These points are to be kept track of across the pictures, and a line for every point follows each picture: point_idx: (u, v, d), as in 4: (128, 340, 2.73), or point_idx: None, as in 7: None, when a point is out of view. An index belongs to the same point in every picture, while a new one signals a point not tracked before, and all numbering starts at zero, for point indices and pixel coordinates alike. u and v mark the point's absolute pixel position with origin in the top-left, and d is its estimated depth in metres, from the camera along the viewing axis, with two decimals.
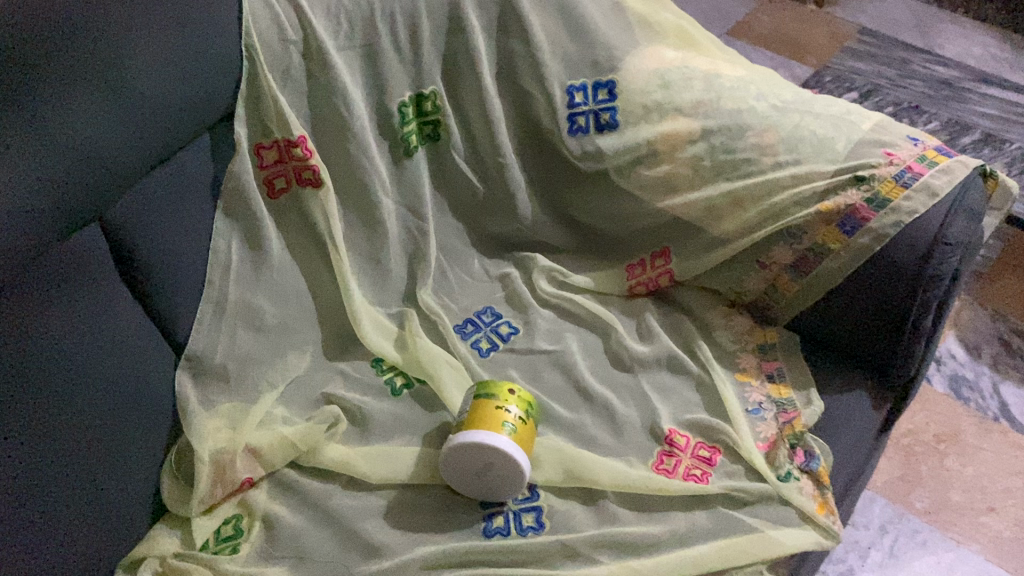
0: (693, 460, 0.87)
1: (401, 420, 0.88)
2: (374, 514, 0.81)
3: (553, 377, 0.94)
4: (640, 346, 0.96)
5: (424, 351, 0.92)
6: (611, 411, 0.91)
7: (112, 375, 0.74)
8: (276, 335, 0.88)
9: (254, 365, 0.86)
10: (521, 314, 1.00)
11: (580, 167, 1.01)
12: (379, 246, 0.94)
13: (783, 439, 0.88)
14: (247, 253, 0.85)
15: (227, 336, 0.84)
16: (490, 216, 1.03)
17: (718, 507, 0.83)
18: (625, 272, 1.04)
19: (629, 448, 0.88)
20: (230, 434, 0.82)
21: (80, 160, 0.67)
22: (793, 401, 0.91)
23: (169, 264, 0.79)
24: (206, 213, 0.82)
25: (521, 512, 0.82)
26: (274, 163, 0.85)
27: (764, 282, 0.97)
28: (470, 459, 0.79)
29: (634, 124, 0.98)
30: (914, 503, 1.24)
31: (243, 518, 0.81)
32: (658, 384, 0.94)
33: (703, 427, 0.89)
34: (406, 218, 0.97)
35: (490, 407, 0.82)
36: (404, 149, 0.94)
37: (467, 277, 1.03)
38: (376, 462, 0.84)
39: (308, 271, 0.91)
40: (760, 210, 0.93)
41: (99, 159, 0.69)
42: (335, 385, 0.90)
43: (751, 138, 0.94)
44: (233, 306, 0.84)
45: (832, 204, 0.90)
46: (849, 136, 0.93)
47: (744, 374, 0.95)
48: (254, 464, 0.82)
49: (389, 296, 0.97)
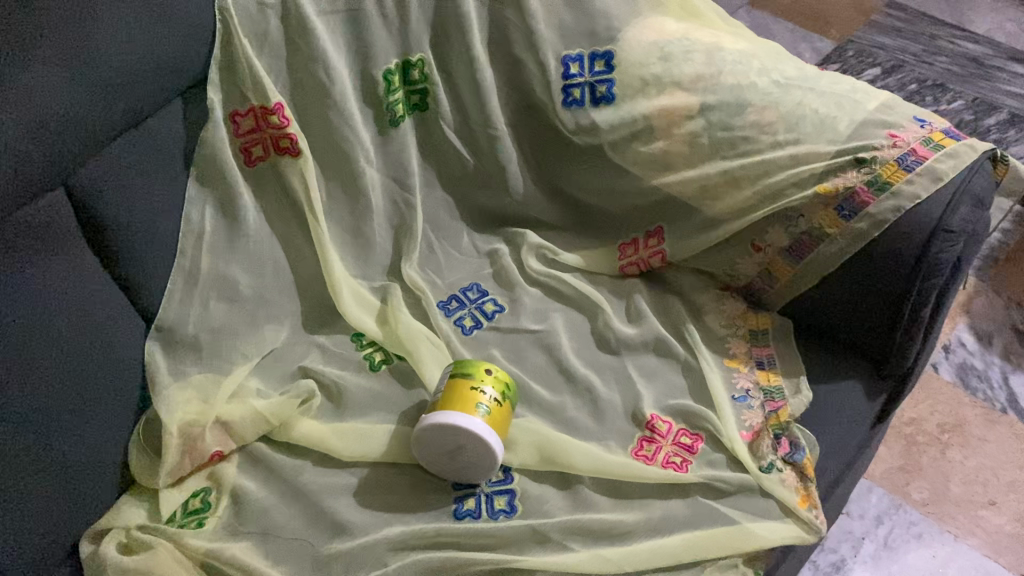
0: (674, 447, 0.84)
1: (378, 396, 0.87)
2: (344, 492, 0.80)
3: (536, 357, 0.91)
4: (627, 328, 0.94)
5: (404, 328, 0.90)
6: (593, 394, 0.88)
7: (76, 346, 0.73)
8: (252, 306, 0.86)
9: (228, 336, 0.84)
10: (507, 292, 0.97)
11: (574, 141, 0.98)
12: (362, 218, 0.92)
13: (767, 429, 0.85)
14: (222, 221, 0.82)
15: (201, 307, 0.82)
16: (481, 189, 1.01)
17: (696, 497, 0.81)
18: (617, 252, 1.01)
19: (610, 432, 0.86)
20: (201, 407, 0.80)
21: (44, 124, 0.66)
22: (781, 389, 0.89)
23: (140, 233, 0.77)
24: (179, 183, 0.79)
25: (494, 495, 0.80)
26: (249, 132, 0.81)
27: (758, 266, 0.94)
28: (441, 441, 0.78)
29: (631, 98, 0.95)
30: (912, 494, 1.21)
31: (212, 491, 0.80)
32: (644, 367, 0.91)
33: (686, 413, 0.87)
34: (392, 190, 0.94)
35: (465, 387, 0.80)
36: (389, 119, 0.91)
37: (455, 252, 1.01)
38: (348, 438, 0.83)
39: (287, 242, 0.88)
40: (757, 190, 0.90)
41: (64, 123, 0.67)
42: (313, 359, 0.89)
43: (750, 115, 0.91)
44: (206, 276, 0.82)
45: (831, 186, 0.86)
46: (852, 117, 0.89)
47: (733, 360, 0.92)
48: (224, 438, 0.80)
49: (373, 269, 0.95)
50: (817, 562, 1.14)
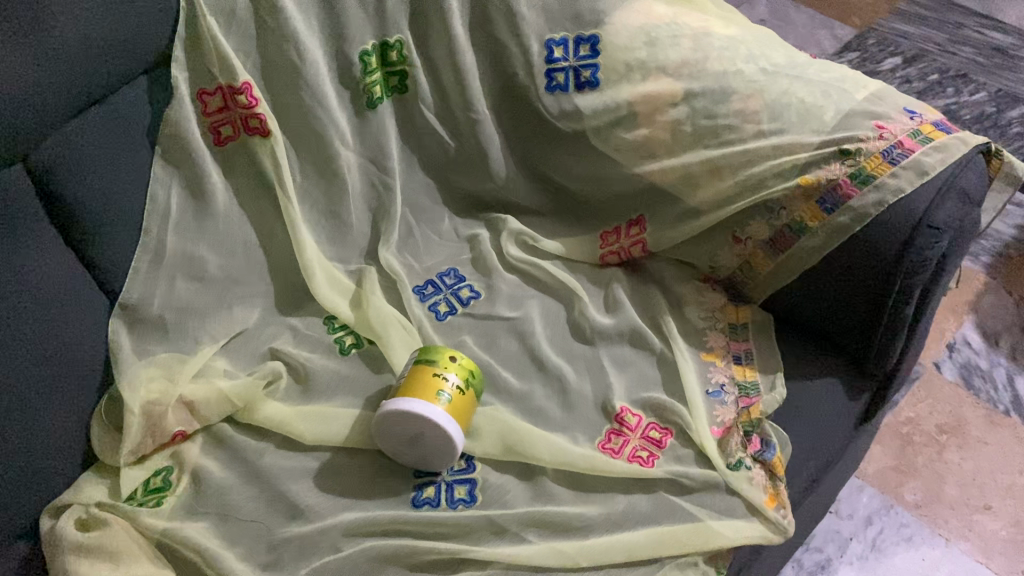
0: (642, 441, 0.83)
1: (346, 380, 0.86)
2: (304, 476, 0.80)
3: (509, 344, 0.90)
4: (604, 318, 0.92)
5: (375, 312, 0.89)
6: (563, 383, 0.87)
7: (38, 321, 0.73)
8: (220, 286, 0.86)
9: (194, 315, 0.84)
10: (484, 278, 0.96)
11: (557, 126, 0.96)
12: (337, 199, 0.91)
13: (738, 425, 0.83)
14: (190, 200, 0.82)
15: (167, 285, 0.82)
16: (462, 173, 0.99)
17: (661, 492, 0.79)
18: (598, 240, 0.99)
19: (577, 423, 0.84)
20: (164, 386, 0.80)
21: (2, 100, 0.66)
22: (756, 385, 0.87)
23: (104, 211, 0.76)
24: (144, 162, 0.79)
25: (454, 483, 0.79)
26: (218, 111, 0.81)
27: (739, 258, 0.92)
28: (401, 427, 0.77)
29: (616, 83, 0.93)
30: (905, 495, 1.18)
31: (174, 471, 0.80)
32: (618, 358, 0.90)
33: (657, 407, 0.85)
34: (370, 172, 0.93)
35: (427, 374, 0.79)
36: (366, 101, 0.90)
37: (434, 236, 1.00)
38: (312, 421, 0.82)
39: (259, 222, 0.88)
40: (739, 180, 0.87)
41: (23, 100, 0.67)
42: (284, 341, 0.89)
43: (734, 103, 0.88)
44: (172, 254, 0.81)
45: (812, 178, 0.84)
46: (838, 106, 0.86)
47: (709, 354, 0.90)
48: (187, 417, 0.80)
49: (349, 252, 0.94)
50: (802, 561, 1.11)
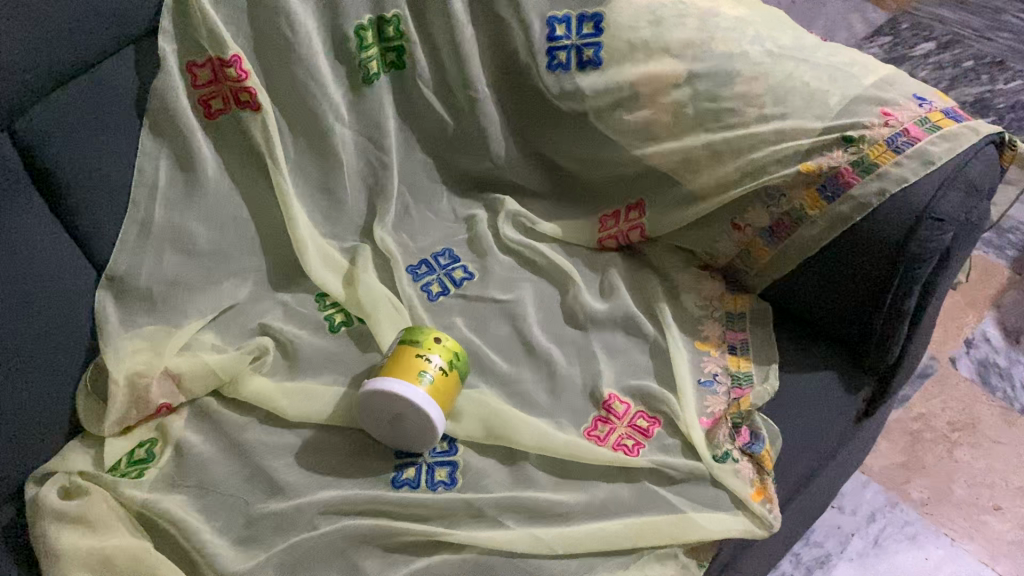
0: (628, 430, 0.81)
1: (334, 357, 0.86)
2: (285, 453, 0.79)
3: (499, 327, 0.89)
4: (597, 303, 0.91)
5: (366, 290, 0.89)
6: (551, 368, 0.86)
7: (21, 290, 0.73)
8: (209, 260, 0.86)
9: (182, 289, 0.84)
10: (479, 259, 0.95)
11: (559, 106, 0.94)
12: (331, 176, 0.90)
13: (726, 417, 0.81)
14: (179, 173, 0.82)
15: (155, 258, 0.82)
16: (461, 153, 0.98)
17: (644, 482, 0.78)
18: (597, 223, 0.97)
19: (563, 409, 0.83)
20: (150, 357, 0.81)
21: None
22: (749, 376, 0.85)
23: (89, 181, 0.76)
24: (131, 133, 0.78)
25: (436, 465, 0.79)
26: (208, 83, 0.80)
27: (738, 245, 0.89)
28: (381, 408, 0.76)
29: (619, 63, 0.91)
30: (911, 493, 1.15)
31: (158, 443, 0.81)
32: (609, 344, 0.88)
33: (645, 395, 0.83)
34: (366, 148, 0.93)
35: (410, 354, 0.78)
36: (362, 77, 0.89)
37: (431, 216, 0.99)
38: (296, 398, 0.82)
39: (252, 198, 0.87)
40: (739, 165, 0.85)
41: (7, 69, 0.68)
42: (274, 317, 0.88)
43: (737, 86, 0.86)
44: (161, 227, 0.81)
45: (814, 164, 0.81)
46: (844, 92, 0.83)
47: (704, 343, 0.88)
48: (172, 390, 0.81)
49: (344, 229, 0.94)
50: (800, 555, 1.09)
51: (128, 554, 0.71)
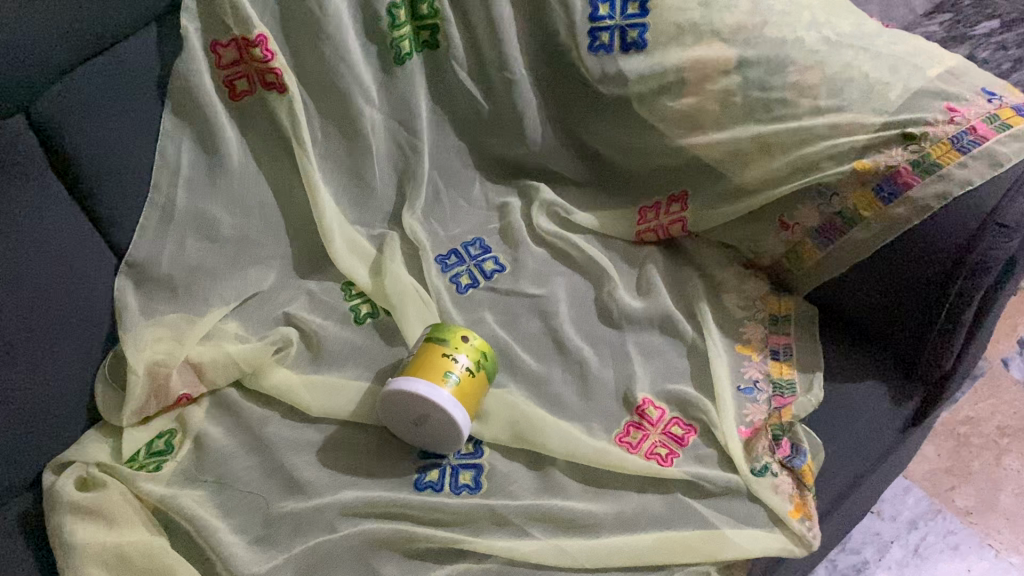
0: (662, 438, 0.78)
1: (359, 350, 0.83)
2: (306, 449, 0.77)
3: (530, 324, 0.86)
4: (633, 301, 0.87)
5: (393, 281, 0.85)
6: (583, 369, 0.82)
7: (40, 276, 0.71)
8: (234, 247, 0.83)
9: (205, 276, 0.81)
10: (511, 251, 0.91)
11: (600, 91, 0.89)
12: (360, 161, 0.87)
13: (766, 428, 0.77)
14: (202, 157, 0.79)
15: (177, 244, 0.79)
16: (496, 137, 0.94)
17: (678, 494, 0.74)
18: (636, 215, 0.92)
19: (594, 413, 0.80)
20: (171, 347, 0.78)
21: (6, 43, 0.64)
22: (792, 385, 0.80)
23: (109, 164, 0.74)
24: (154, 114, 0.75)
25: (460, 468, 0.76)
26: (232, 64, 0.77)
27: (785, 245, 0.85)
28: (405, 408, 0.73)
29: (665, 46, 0.85)
30: (955, 500, 1.11)
31: (177, 435, 0.78)
32: (645, 345, 0.84)
33: (681, 401, 0.80)
34: (396, 132, 0.89)
35: (437, 353, 0.75)
36: (394, 57, 0.85)
37: (463, 203, 0.95)
38: (319, 392, 0.79)
39: (278, 182, 0.84)
40: (789, 160, 0.80)
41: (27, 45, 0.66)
42: (299, 306, 0.86)
43: (791, 75, 0.80)
44: (183, 213, 0.79)
45: (870, 163, 0.76)
46: (907, 84, 0.78)
47: (745, 346, 0.83)
48: (193, 381, 0.78)
49: (372, 216, 0.91)
50: (836, 562, 1.05)
51: (144, 552, 0.69)
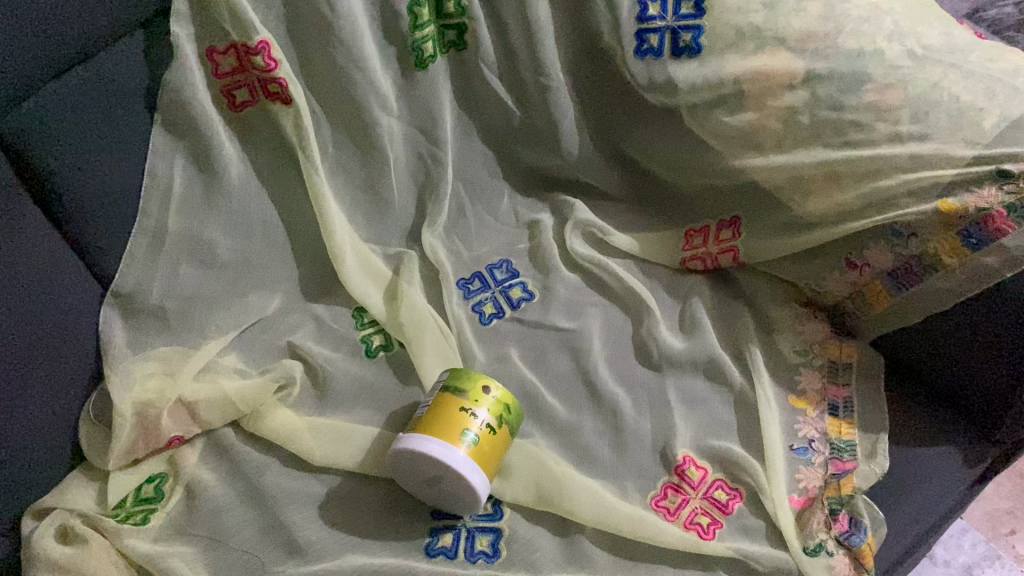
0: (704, 504, 0.69)
1: (369, 389, 0.75)
2: (307, 504, 0.69)
3: (560, 363, 0.77)
4: (675, 339, 0.78)
5: (409, 310, 0.77)
6: (617, 418, 0.74)
7: (30, 315, 0.63)
8: (234, 272, 0.75)
9: (201, 304, 0.73)
10: (541, 276, 0.83)
11: (645, 98, 0.79)
12: (376, 174, 0.78)
13: (822, 500, 0.68)
14: (197, 175, 0.70)
15: (169, 271, 0.71)
16: (529, 147, 0.85)
17: (720, 572, 0.65)
18: (682, 240, 0.83)
19: (628, 471, 0.71)
20: (163, 384, 0.70)
21: None
22: (853, 447, 0.72)
23: (93, 184, 0.65)
24: (141, 128, 0.67)
25: (477, 532, 0.68)
26: (232, 71, 0.68)
27: (850, 286, 0.75)
28: (418, 468, 0.66)
29: (721, 53, 0.74)
30: (1017, 546, 1.02)
31: (168, 480, 0.71)
32: (687, 392, 0.75)
33: (727, 460, 0.71)
34: (418, 143, 0.80)
35: (453, 406, 0.67)
36: (415, 59, 0.76)
37: (490, 219, 0.87)
38: (324, 438, 0.71)
39: (284, 199, 0.76)
40: (860, 194, 0.71)
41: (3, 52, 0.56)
42: (306, 334, 0.78)
43: (868, 94, 0.69)
44: (175, 237, 0.70)
45: (956, 204, 0.67)
46: (1005, 111, 0.66)
47: (800, 399, 0.74)
48: (186, 421, 0.71)
49: (389, 233, 0.82)
50: None
51: None
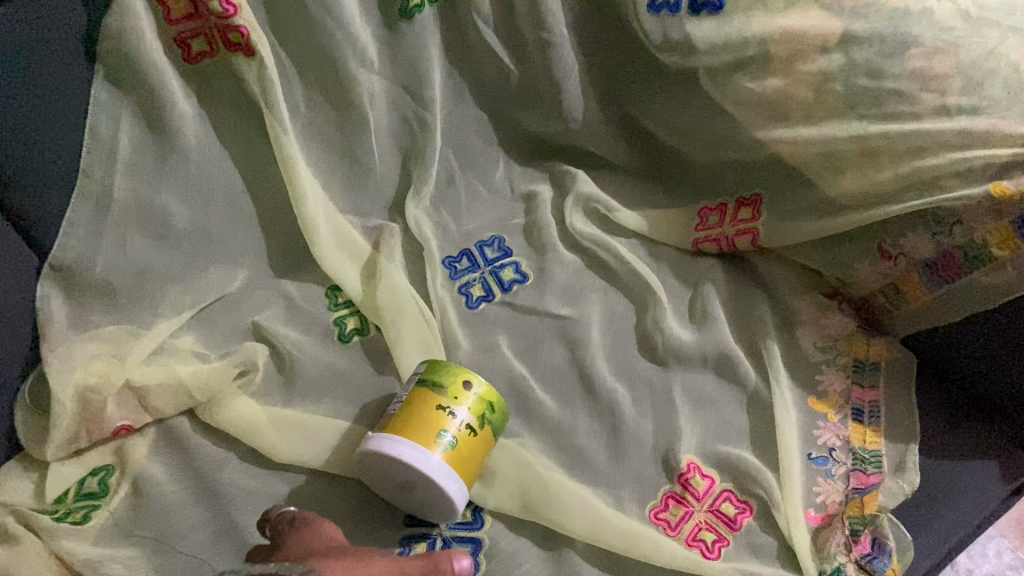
0: (709, 518, 0.62)
1: (341, 378, 0.68)
2: (266, 506, 0.62)
3: (553, 354, 0.70)
4: (684, 331, 0.70)
5: (387, 291, 0.69)
6: (615, 419, 0.66)
7: None
8: (192, 245, 0.67)
9: (154, 278, 0.66)
10: (537, 256, 0.75)
11: (660, 60, 0.70)
12: (354, 138, 0.70)
13: (842, 517, 0.61)
14: (148, 135, 0.62)
15: (117, 242, 0.63)
16: (529, 112, 0.77)
17: None
18: (697, 217, 0.75)
19: (625, 478, 0.64)
20: (108, 367, 0.62)
21: None
22: (879, 458, 0.64)
23: (19, 142, 0.57)
24: (80, 81, 0.58)
25: (453, 542, 0.60)
26: (186, 18, 0.59)
27: (882, 277, 0.67)
28: (387, 471, 0.59)
29: (745, 10, 0.65)
30: None
31: (114, 473, 0.62)
32: (695, 391, 0.68)
33: (736, 469, 0.63)
34: (402, 103, 0.72)
35: (429, 404, 0.59)
36: (400, 10, 0.67)
37: (483, 190, 0.79)
38: (288, 433, 0.64)
39: (249, 164, 0.68)
40: (899, 174, 0.62)
41: None
42: (273, 315, 0.70)
43: (912, 60, 0.61)
44: (123, 203, 0.62)
45: (1009, 187, 0.58)
46: None
47: (820, 402, 0.67)
48: (135, 408, 0.63)
49: (369, 204, 0.74)
50: None
51: None
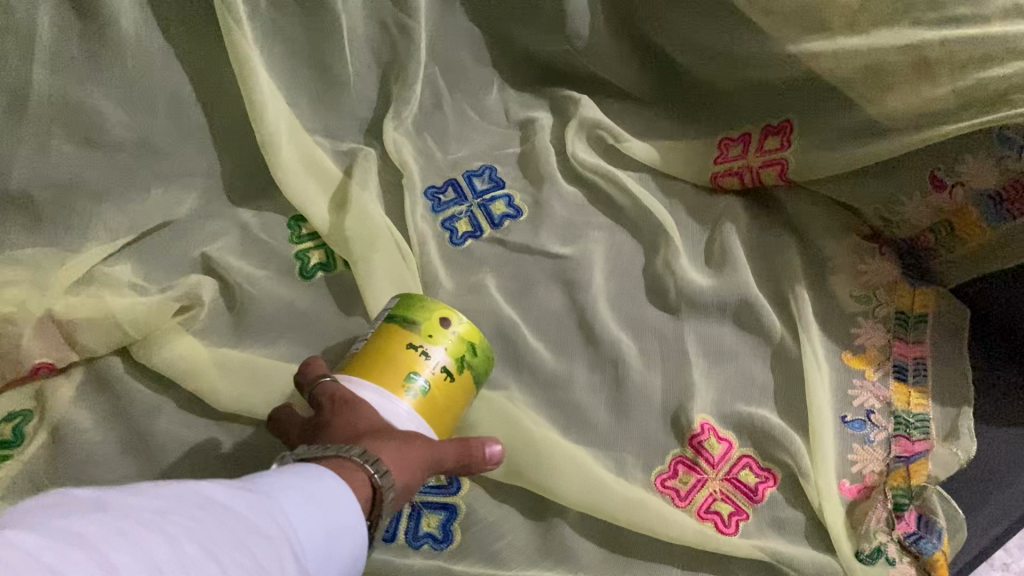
0: (726, 487, 0.52)
1: (301, 318, 0.58)
2: (203, 462, 0.52)
3: (549, 296, 0.61)
4: (699, 274, 0.61)
5: (357, 220, 0.60)
6: (618, 371, 0.57)
7: None
8: (130, 157, 0.58)
9: (84, 194, 0.57)
10: (533, 189, 0.66)
11: None
12: (325, 44, 0.61)
13: (884, 490, 0.51)
14: (77, 22, 0.53)
15: (38, 147, 0.54)
16: (526, 27, 0.69)
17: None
18: (715, 150, 0.66)
19: (628, 439, 0.54)
20: (26, 292, 0.53)
21: None
22: (926, 423, 0.54)
23: None
24: None
25: (424, 509, 0.51)
26: None
27: (935, 214, 0.58)
28: None
29: None
30: None
31: (31, 419, 0.52)
32: (711, 342, 0.58)
33: (757, 432, 0.54)
34: (382, 7, 0.63)
35: (398, 343, 0.50)
36: None
37: (474, 116, 0.70)
38: (236, 377, 0.54)
39: (203, 66, 0.59)
40: (960, 87, 0.52)
41: None
42: (226, 245, 0.61)
43: None
44: (45, 99, 0.53)
45: None
46: None
47: (855, 358, 0.57)
48: (58, 345, 0.53)
49: (344, 124, 0.65)
50: None
51: None
